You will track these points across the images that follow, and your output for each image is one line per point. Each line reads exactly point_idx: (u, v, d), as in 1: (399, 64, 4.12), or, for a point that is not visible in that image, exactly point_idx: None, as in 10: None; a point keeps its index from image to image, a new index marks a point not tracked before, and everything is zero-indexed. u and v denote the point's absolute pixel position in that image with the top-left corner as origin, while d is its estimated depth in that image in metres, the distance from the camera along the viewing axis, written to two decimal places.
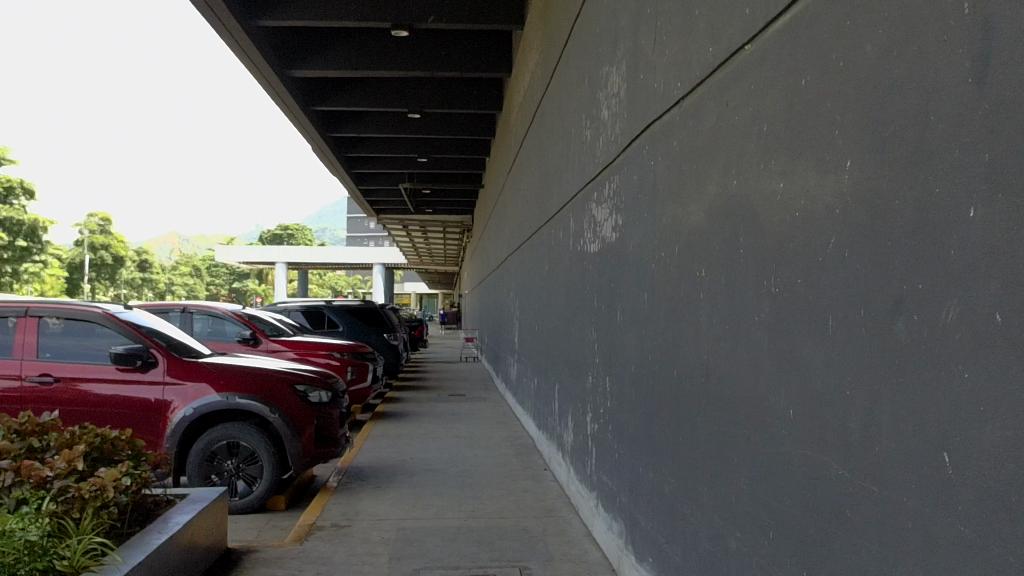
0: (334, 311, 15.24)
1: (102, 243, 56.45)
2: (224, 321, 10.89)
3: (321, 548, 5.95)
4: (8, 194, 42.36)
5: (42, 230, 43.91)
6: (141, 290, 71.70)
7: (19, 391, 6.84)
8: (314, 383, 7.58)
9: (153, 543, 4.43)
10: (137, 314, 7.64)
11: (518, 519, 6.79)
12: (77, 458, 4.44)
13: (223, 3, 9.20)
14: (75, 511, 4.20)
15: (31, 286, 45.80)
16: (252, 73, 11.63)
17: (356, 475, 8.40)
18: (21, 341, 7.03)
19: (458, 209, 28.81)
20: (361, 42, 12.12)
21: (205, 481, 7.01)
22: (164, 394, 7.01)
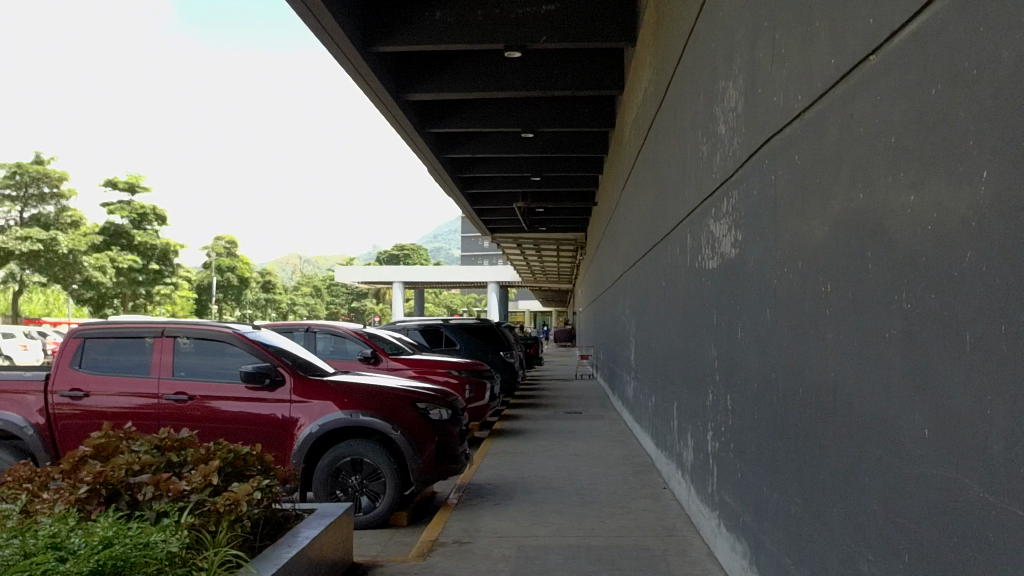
0: (451, 329, 15.44)
1: (229, 265, 58.75)
2: (345, 339, 11.16)
3: (444, 564, 6.01)
4: (143, 219, 44.98)
5: (174, 253, 46.35)
6: (266, 311, 74.08)
7: (157, 409, 7.17)
8: (435, 400, 7.63)
9: (283, 555, 4.57)
10: (266, 334, 7.88)
11: (637, 538, 6.74)
12: (212, 473, 4.63)
13: (342, 31, 9.49)
14: (211, 524, 4.39)
15: (163, 308, 47.94)
16: (369, 98, 11.92)
17: (475, 493, 8.45)
18: (157, 360, 7.36)
19: (572, 226, 28.83)
20: (474, 64, 12.29)
21: (330, 496, 7.16)
22: (291, 412, 7.20)
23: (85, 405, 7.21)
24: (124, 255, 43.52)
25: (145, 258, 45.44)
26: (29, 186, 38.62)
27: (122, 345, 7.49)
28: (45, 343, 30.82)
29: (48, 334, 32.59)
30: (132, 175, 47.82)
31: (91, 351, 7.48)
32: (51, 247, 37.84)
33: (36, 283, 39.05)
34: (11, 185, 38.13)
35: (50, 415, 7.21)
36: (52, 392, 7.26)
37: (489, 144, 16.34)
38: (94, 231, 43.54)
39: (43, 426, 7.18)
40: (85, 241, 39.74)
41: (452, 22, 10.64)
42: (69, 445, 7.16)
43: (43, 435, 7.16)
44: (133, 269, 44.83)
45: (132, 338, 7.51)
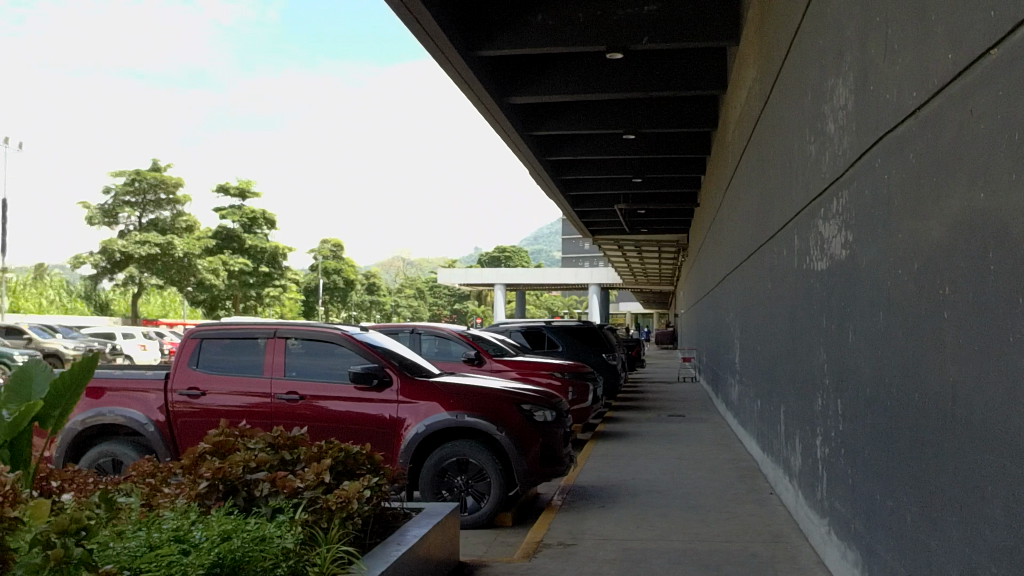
0: (553, 331, 15.48)
1: (335, 268, 60.06)
2: (450, 341, 11.29)
3: (550, 565, 6.04)
4: (254, 224, 46.43)
5: (282, 256, 47.57)
6: (371, 312, 75.43)
7: (270, 408, 7.38)
8: (540, 402, 7.63)
9: (393, 553, 4.65)
10: (374, 335, 8.02)
11: (744, 544, 6.66)
12: (324, 471, 4.74)
13: (445, 36, 9.61)
14: (323, 521, 4.50)
15: (273, 310, 49.27)
16: (472, 102, 12.05)
17: (579, 495, 8.45)
18: (270, 361, 7.57)
19: (674, 228, 28.57)
20: (575, 66, 12.30)
21: (435, 496, 7.25)
22: (398, 412, 7.32)
23: (202, 403, 7.46)
24: (236, 259, 45.03)
25: (255, 261, 46.77)
26: (147, 193, 40.10)
27: (236, 346, 7.72)
28: (163, 343, 31.94)
29: (165, 334, 33.79)
30: (243, 181, 49.31)
31: (208, 350, 7.73)
32: (167, 251, 39.22)
33: (154, 286, 40.53)
34: (130, 191, 39.75)
35: (169, 413, 7.49)
36: (171, 390, 7.54)
37: (590, 147, 16.31)
38: (208, 235, 45.00)
39: (163, 423, 7.48)
40: (199, 245, 41.07)
41: (554, 25, 10.65)
42: (187, 441, 7.44)
43: (163, 431, 7.45)
44: (244, 272, 46.21)
45: (246, 339, 7.73)
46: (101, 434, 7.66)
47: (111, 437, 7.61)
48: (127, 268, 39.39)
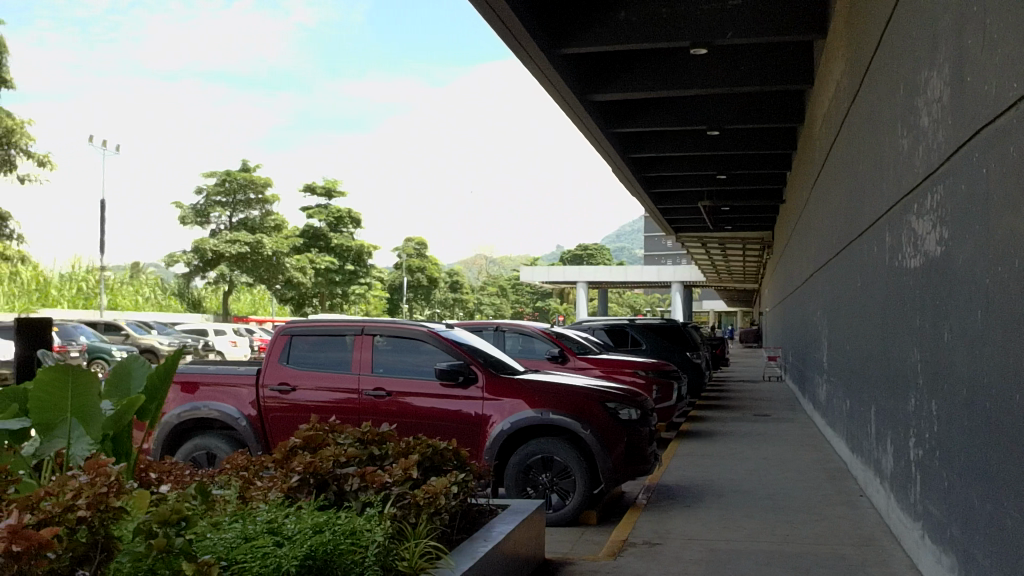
0: (637, 330, 15.39)
1: (419, 266, 60.66)
2: (534, 339, 11.32)
3: (635, 564, 6.02)
4: (340, 223, 47.22)
5: (367, 254, 48.19)
6: (454, 310, 76.00)
7: (357, 404, 7.50)
8: (625, 400, 7.59)
9: (479, 549, 4.69)
10: (460, 332, 8.07)
11: (833, 546, 6.54)
12: (412, 467, 4.79)
13: (529, 35, 9.62)
14: (412, 516, 4.56)
15: (358, 308, 49.97)
16: (556, 101, 12.05)
17: (664, 494, 8.40)
18: (358, 358, 7.68)
19: (759, 225, 28.15)
20: (659, 63, 12.20)
21: (521, 493, 7.29)
22: (484, 409, 7.36)
23: (292, 398, 7.61)
24: (323, 257, 45.83)
25: (341, 259, 47.50)
26: (237, 192, 40.99)
27: (325, 342, 7.85)
28: (253, 340, 32.63)
29: (254, 331, 34.53)
30: (329, 180, 50.10)
31: (298, 347, 7.88)
32: (256, 249, 40.07)
33: (245, 284, 41.40)
34: (221, 191, 40.71)
35: (261, 408, 7.66)
36: (262, 386, 7.71)
37: (673, 144, 16.18)
38: (296, 234, 45.90)
39: (254, 418, 7.65)
40: (287, 244, 41.86)
41: (637, 21, 10.59)
42: (278, 435, 7.60)
43: (255, 426, 7.63)
44: (330, 270, 46.96)
45: (334, 335, 7.86)
46: (195, 428, 7.87)
47: (205, 431, 7.81)
48: (218, 266, 40.34)
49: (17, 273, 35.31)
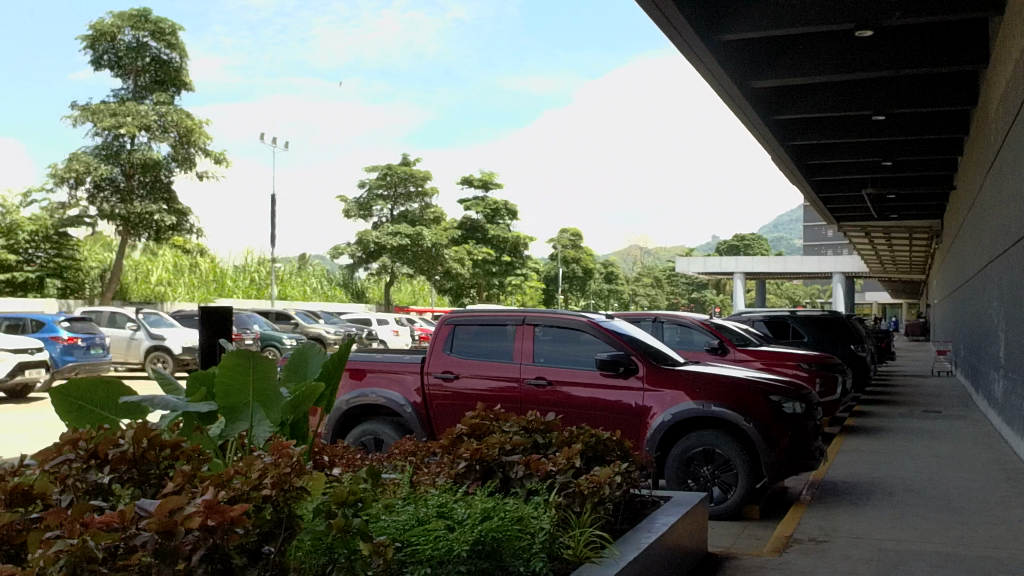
0: (798, 321, 15.00)
1: (574, 256, 60.80)
2: (693, 330, 11.20)
3: (800, 561, 5.89)
4: (496, 215, 47.91)
5: (524, 246, 48.60)
6: (609, 301, 75.83)
7: (519, 392, 7.61)
8: (790, 393, 7.40)
9: (644, 540, 4.68)
10: (620, 323, 8.05)
11: (1014, 551, 6.21)
12: (576, 456, 4.81)
13: (688, 23, 9.51)
14: (577, 505, 4.59)
15: (514, 299, 50.51)
16: (714, 89, 11.86)
17: (830, 491, 8.17)
18: (519, 347, 7.78)
19: (929, 213, 26.94)
20: (822, 46, 11.82)
21: (681, 485, 7.24)
22: (644, 400, 7.34)
23: (456, 386, 7.78)
24: (480, 249, 46.59)
25: (498, 251, 48.09)
26: (398, 186, 42.09)
27: (488, 331, 7.99)
28: (414, 330, 33.58)
29: (415, 320, 35.37)
30: (485, 173, 50.78)
31: (461, 336, 8.04)
32: (417, 241, 40.98)
33: (406, 275, 42.33)
34: (383, 185, 41.89)
35: (426, 395, 7.86)
36: (427, 373, 7.91)
37: (836, 130, 15.67)
38: (454, 226, 46.82)
39: (420, 405, 7.86)
40: (446, 236, 42.65)
41: (800, 4, 10.29)
42: (443, 422, 7.79)
43: (420, 413, 7.83)
44: (487, 261, 47.59)
45: (496, 325, 7.98)
46: (364, 414, 8.13)
47: (374, 417, 8.06)
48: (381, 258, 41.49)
49: (196, 265, 37.26)
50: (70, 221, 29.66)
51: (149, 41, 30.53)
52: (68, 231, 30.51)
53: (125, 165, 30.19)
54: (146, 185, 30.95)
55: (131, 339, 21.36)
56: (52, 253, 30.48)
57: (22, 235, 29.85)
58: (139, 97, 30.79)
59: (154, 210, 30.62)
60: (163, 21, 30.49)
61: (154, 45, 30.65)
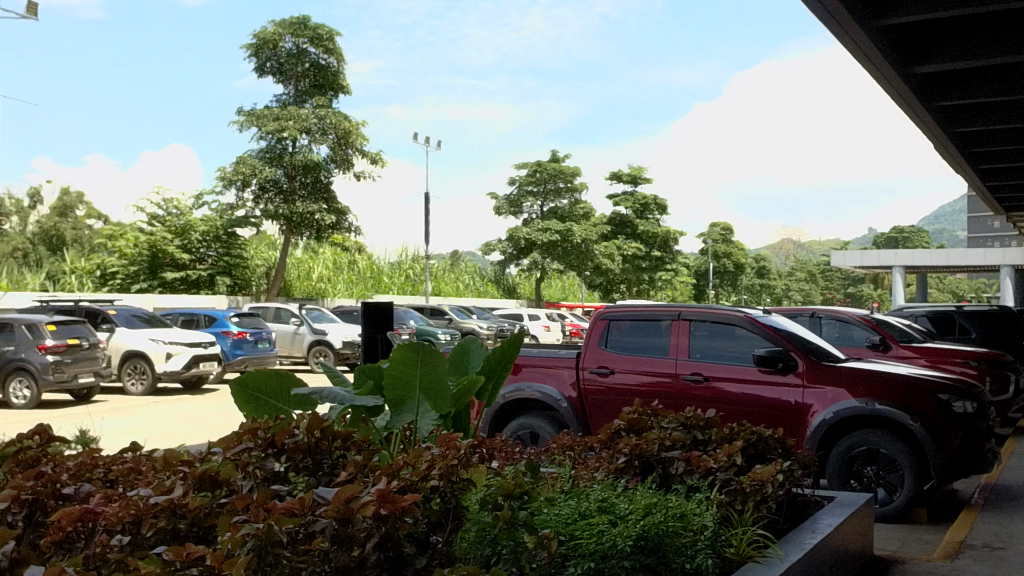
0: (965, 317, 14.35)
1: (724, 251, 59.75)
2: (852, 326, 10.89)
3: (974, 568, 5.63)
4: (645, 211, 47.58)
5: (674, 241, 48.07)
6: (762, 296, 74.15)
7: (675, 388, 7.55)
8: (960, 392, 7.07)
9: (807, 541, 4.57)
10: (778, 318, 7.88)
11: None
12: (736, 453, 4.73)
13: (845, 10, 9.22)
14: (738, 502, 4.52)
15: (664, 294, 50.00)
16: (873, 77, 11.47)
17: (1004, 495, 7.77)
18: (675, 343, 7.72)
19: None
20: (990, 28, 11.25)
21: (843, 485, 7.05)
22: (804, 397, 7.16)
23: (610, 381, 7.79)
24: (629, 244, 46.35)
25: (648, 246, 47.73)
26: (547, 182, 42.23)
27: (643, 326, 7.96)
28: (565, 326, 33.62)
29: (566, 315, 35.48)
30: (634, 167, 50.47)
31: (616, 331, 8.04)
32: (566, 237, 41.07)
33: (556, 271, 42.46)
34: (532, 182, 42.11)
35: (581, 389, 7.90)
36: (582, 368, 7.94)
37: (1005, 116, 14.89)
38: (603, 221, 46.76)
39: (575, 399, 7.89)
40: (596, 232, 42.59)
41: None
42: (598, 417, 7.81)
43: (575, 407, 7.87)
44: (637, 256, 47.29)
45: (651, 320, 7.95)
46: (520, 409, 8.22)
47: (529, 411, 8.14)
48: (531, 254, 41.78)
49: (353, 263, 38.40)
50: (237, 221, 31.06)
51: (309, 47, 31.69)
52: (235, 231, 31.95)
53: (287, 167, 31.40)
54: (308, 186, 31.97)
55: (295, 334, 22.23)
56: (221, 252, 31.99)
57: (194, 235, 31.48)
58: (299, 101, 31.96)
59: (315, 210, 31.56)
60: (321, 27, 31.59)
61: (313, 51, 31.82)
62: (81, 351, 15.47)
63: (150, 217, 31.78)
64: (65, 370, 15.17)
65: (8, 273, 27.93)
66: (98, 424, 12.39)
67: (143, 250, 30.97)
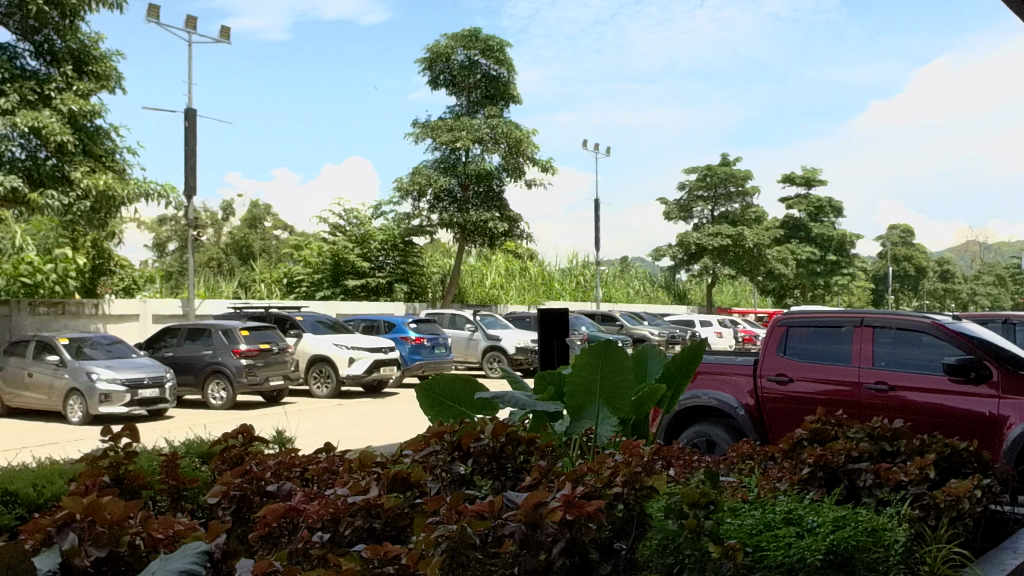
0: None
1: (905, 253, 57.24)
2: None
3: None
4: (820, 213, 46.15)
5: (851, 243, 46.43)
6: (946, 301, 70.60)
7: (859, 397, 7.32)
8: None
9: (1008, 562, 4.34)
10: (969, 324, 7.47)
11: None
12: (929, 466, 4.55)
13: None
14: (932, 518, 4.37)
15: (841, 298, 48.35)
16: None
17: None
18: (858, 350, 7.48)
19: None
20: None
21: None
22: (1000, 409, 6.69)
23: (789, 389, 7.65)
24: (804, 248, 45.06)
25: (823, 249, 46.26)
26: (718, 186, 41.55)
27: (824, 333, 7.75)
28: (738, 332, 32.99)
29: (739, 321, 34.79)
30: (809, 169, 49.03)
31: (795, 338, 7.88)
32: (739, 241, 40.30)
33: (728, 276, 41.70)
34: (703, 186, 41.55)
35: (759, 397, 7.79)
36: (760, 376, 7.83)
37: None
38: (776, 225, 45.65)
39: (752, 407, 7.79)
40: (769, 236, 41.59)
41: None
42: (778, 425, 7.66)
43: (753, 416, 7.76)
44: (812, 260, 45.91)
45: (833, 327, 7.73)
46: (696, 416, 8.16)
47: (705, 419, 8.07)
48: (702, 260, 41.22)
49: (525, 269, 38.84)
50: (413, 230, 31.98)
51: (480, 59, 32.38)
52: (412, 240, 32.93)
53: (461, 177, 32.09)
54: (481, 196, 32.50)
55: (470, 339, 22.69)
56: (399, 260, 32.97)
57: (373, 244, 32.62)
58: (472, 112, 32.63)
59: (489, 218, 32.03)
60: (492, 38, 32.19)
61: (485, 62, 32.44)
62: (272, 355, 16.25)
63: (332, 227, 33.12)
64: (257, 373, 15.98)
65: (205, 281, 29.66)
66: (292, 425, 13.04)
67: (326, 259, 32.31)
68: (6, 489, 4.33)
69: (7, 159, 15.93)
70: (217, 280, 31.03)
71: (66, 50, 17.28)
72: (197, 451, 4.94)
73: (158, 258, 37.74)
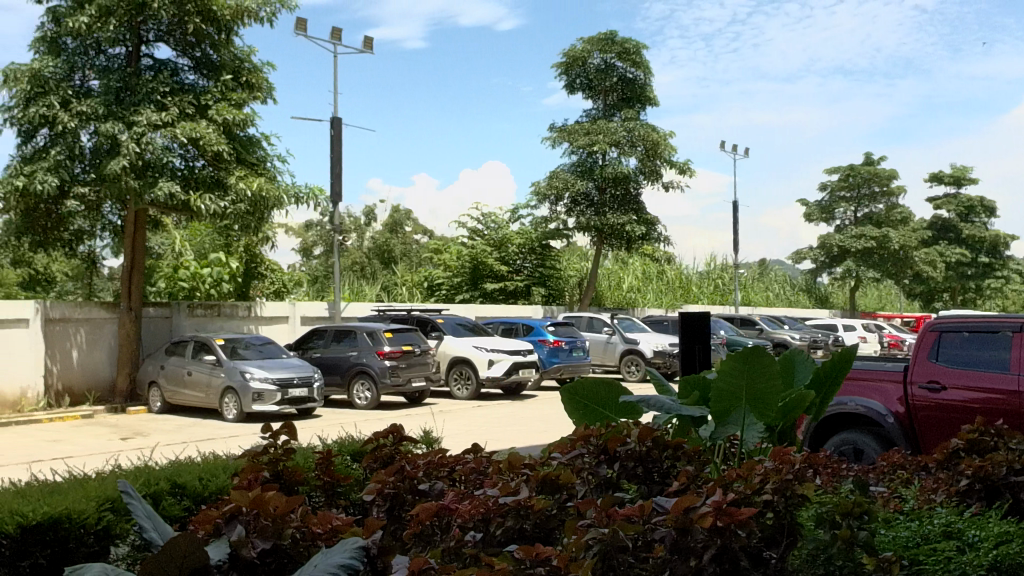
0: None
1: None
2: None
3: None
4: (971, 213, 44.19)
5: (1005, 245, 44.29)
6: None
7: (1018, 406, 6.99)
8: None
9: None
10: None
11: None
12: None
13: None
14: None
15: (995, 303, 46.16)
16: None
17: None
18: (1017, 357, 7.15)
19: None
20: None
21: None
22: None
23: (942, 397, 7.38)
24: (954, 250, 43.21)
25: (975, 251, 44.27)
26: (862, 187, 40.31)
27: (980, 339, 7.45)
28: (884, 337, 31.89)
29: (885, 325, 33.61)
30: (959, 168, 47.01)
31: (948, 344, 7.61)
32: (884, 243, 38.98)
33: (873, 279, 40.36)
34: (845, 186, 40.40)
35: (909, 405, 7.55)
36: (910, 383, 7.59)
37: None
38: (924, 227, 43.92)
39: (902, 414, 7.55)
40: (916, 237, 40.07)
41: None
42: (930, 435, 7.40)
43: (903, 424, 7.52)
44: (963, 262, 43.99)
45: (990, 332, 7.42)
46: (842, 423, 7.96)
47: (852, 426, 7.86)
48: (845, 262, 40.04)
49: (662, 272, 38.51)
50: (550, 233, 32.15)
51: (617, 61, 32.38)
52: (550, 243, 33.12)
53: (598, 180, 32.08)
54: (618, 199, 32.40)
55: (608, 343, 22.67)
56: (536, 263, 33.18)
57: (512, 248, 32.92)
58: (608, 114, 32.61)
59: (626, 221, 31.81)
60: (628, 41, 32.14)
61: (621, 65, 32.39)
62: (414, 357, 16.59)
63: (470, 231, 33.59)
64: (401, 374, 16.33)
65: (350, 284, 30.55)
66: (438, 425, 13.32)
67: (465, 263, 32.80)
68: (175, 482, 4.58)
69: (168, 169, 16.83)
70: (360, 283, 31.88)
71: (222, 63, 18.11)
72: (349, 449, 5.12)
73: (305, 262, 39.03)
